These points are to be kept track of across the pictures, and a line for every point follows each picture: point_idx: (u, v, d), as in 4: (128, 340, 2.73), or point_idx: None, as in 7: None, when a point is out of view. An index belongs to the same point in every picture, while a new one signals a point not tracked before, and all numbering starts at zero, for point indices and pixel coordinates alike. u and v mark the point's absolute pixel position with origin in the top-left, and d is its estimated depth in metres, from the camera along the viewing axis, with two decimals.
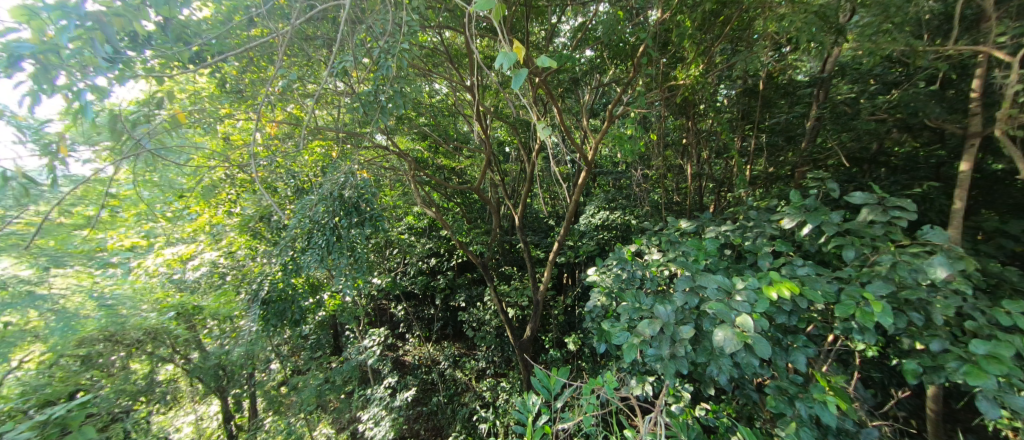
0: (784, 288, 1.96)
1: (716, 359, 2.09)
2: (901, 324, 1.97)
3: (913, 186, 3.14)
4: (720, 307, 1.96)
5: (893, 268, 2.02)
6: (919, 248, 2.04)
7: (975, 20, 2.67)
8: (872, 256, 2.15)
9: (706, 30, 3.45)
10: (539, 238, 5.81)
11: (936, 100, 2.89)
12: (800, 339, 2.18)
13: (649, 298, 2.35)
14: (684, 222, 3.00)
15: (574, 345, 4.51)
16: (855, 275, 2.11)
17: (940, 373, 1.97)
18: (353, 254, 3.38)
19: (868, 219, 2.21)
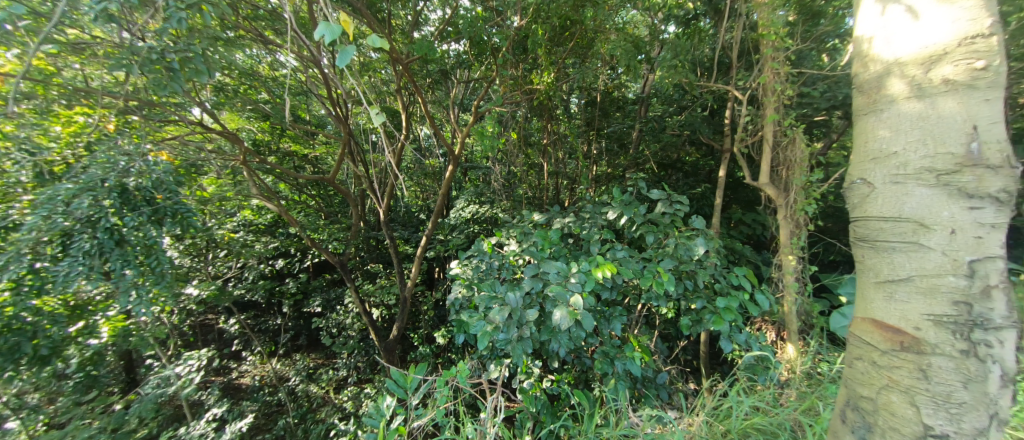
0: (606, 269, 2.34)
1: (554, 334, 2.36)
2: (680, 290, 2.58)
3: (696, 186, 4.14)
4: (558, 289, 2.22)
5: (677, 248, 2.63)
6: (691, 233, 2.70)
7: (727, 66, 3.65)
8: (664, 239, 2.75)
9: (556, 43, 3.79)
10: (409, 233, 5.50)
11: (706, 122, 3.86)
12: (617, 310, 2.64)
13: (502, 286, 2.48)
14: (537, 215, 3.28)
15: (443, 339, 4.43)
16: (653, 255, 2.68)
17: (701, 324, 2.65)
18: (146, 260, 2.54)
19: (662, 211, 2.82)
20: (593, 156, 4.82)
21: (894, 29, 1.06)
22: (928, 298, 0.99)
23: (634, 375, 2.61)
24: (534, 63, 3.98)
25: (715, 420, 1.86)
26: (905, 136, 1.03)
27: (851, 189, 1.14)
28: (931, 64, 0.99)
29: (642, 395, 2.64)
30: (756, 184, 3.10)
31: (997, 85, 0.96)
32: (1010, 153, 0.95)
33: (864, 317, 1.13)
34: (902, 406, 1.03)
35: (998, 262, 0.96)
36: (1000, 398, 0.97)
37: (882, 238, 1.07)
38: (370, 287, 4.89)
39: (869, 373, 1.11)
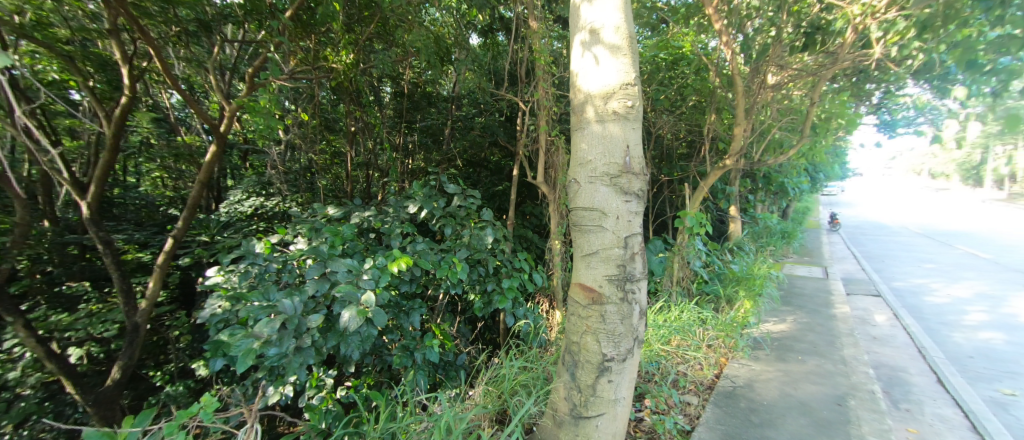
0: (402, 262, 2.28)
1: (345, 338, 2.05)
2: (475, 276, 2.80)
3: (498, 183, 4.52)
4: (347, 288, 2.02)
5: (470, 238, 2.81)
6: (481, 225, 2.91)
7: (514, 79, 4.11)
8: (460, 231, 2.88)
9: (356, 23, 3.47)
10: (148, 233, 3.64)
11: (501, 127, 4.35)
12: (416, 303, 2.56)
13: (279, 293, 2.06)
14: (331, 208, 2.90)
15: (205, 373, 2.93)
16: (451, 245, 2.78)
17: (490, 305, 2.91)
18: None
19: (458, 205, 2.98)
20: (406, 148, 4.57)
21: (589, 70, 1.33)
22: (606, 264, 1.32)
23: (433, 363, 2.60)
24: (329, 37, 3.44)
25: (493, 386, 2.12)
26: (593, 149, 1.33)
27: (567, 187, 1.41)
28: (606, 98, 1.30)
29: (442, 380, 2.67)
30: (534, 182, 3.64)
31: (639, 119, 1.33)
32: (647, 166, 1.34)
33: (573, 283, 1.43)
34: (591, 344, 1.37)
35: (639, 236, 1.36)
36: (640, 327, 1.39)
37: (582, 223, 1.36)
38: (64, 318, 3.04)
39: (576, 323, 1.42)
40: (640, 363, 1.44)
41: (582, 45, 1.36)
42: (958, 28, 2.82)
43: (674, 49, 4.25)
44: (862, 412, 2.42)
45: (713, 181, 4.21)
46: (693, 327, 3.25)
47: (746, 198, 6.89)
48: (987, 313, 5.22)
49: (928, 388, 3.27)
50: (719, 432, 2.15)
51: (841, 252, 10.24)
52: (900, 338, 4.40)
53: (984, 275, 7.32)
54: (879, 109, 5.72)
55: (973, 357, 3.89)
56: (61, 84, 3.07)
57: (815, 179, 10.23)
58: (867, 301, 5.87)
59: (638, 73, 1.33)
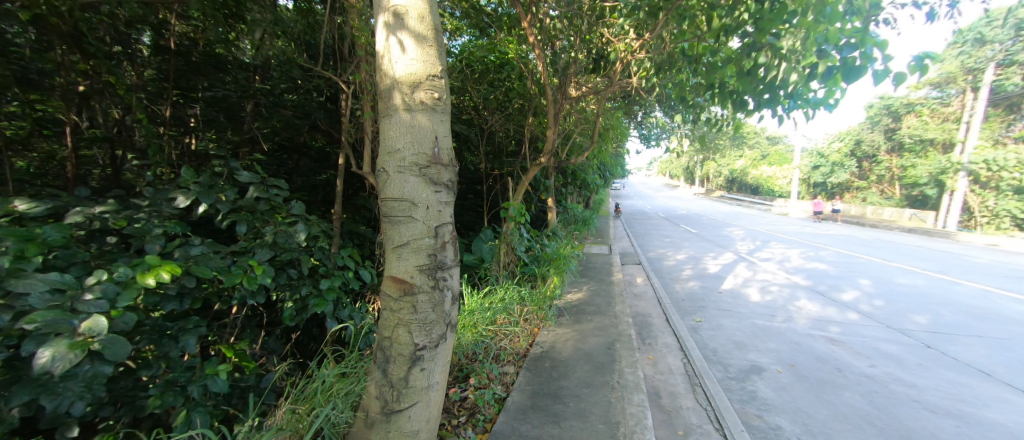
0: (163, 271, 1.51)
1: (50, 388, 1.20)
2: (280, 280, 2.09)
3: (320, 172, 3.60)
4: (50, 314, 1.21)
5: (276, 237, 2.10)
6: (288, 220, 2.21)
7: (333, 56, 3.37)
8: (262, 228, 2.12)
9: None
10: None
11: (321, 109, 3.34)
12: (193, 321, 1.71)
13: None
14: (22, 199, 1.81)
15: None
16: (247, 247, 2.01)
17: (305, 312, 2.20)
18: None
19: (254, 197, 2.18)
20: (183, 121, 2.74)
21: (395, 55, 1.29)
22: (415, 254, 1.32)
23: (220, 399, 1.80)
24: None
25: (301, 403, 1.87)
26: (401, 138, 1.29)
27: (375, 177, 1.33)
28: (413, 87, 1.29)
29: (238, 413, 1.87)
30: (360, 171, 3.02)
31: (447, 111, 1.36)
32: (455, 158, 1.39)
33: (385, 276, 1.38)
34: (402, 336, 1.35)
35: (450, 225, 1.40)
36: (452, 312, 1.44)
37: (392, 214, 1.31)
38: None
39: (387, 317, 1.38)
40: (453, 345, 1.50)
41: (386, 28, 1.30)
42: (680, 74, 3.95)
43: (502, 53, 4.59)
44: (623, 352, 3.22)
45: (533, 175, 4.66)
46: (512, 305, 3.59)
47: (559, 191, 8.02)
48: (694, 270, 7.65)
49: (664, 326, 4.59)
50: (527, 392, 2.48)
51: (620, 233, 13.13)
52: (650, 294, 5.98)
53: (694, 245, 10.68)
54: (641, 125, 7.52)
55: (686, 300, 5.65)
56: None
57: (606, 176, 12.73)
58: (634, 269, 7.74)
59: (444, 66, 1.36)
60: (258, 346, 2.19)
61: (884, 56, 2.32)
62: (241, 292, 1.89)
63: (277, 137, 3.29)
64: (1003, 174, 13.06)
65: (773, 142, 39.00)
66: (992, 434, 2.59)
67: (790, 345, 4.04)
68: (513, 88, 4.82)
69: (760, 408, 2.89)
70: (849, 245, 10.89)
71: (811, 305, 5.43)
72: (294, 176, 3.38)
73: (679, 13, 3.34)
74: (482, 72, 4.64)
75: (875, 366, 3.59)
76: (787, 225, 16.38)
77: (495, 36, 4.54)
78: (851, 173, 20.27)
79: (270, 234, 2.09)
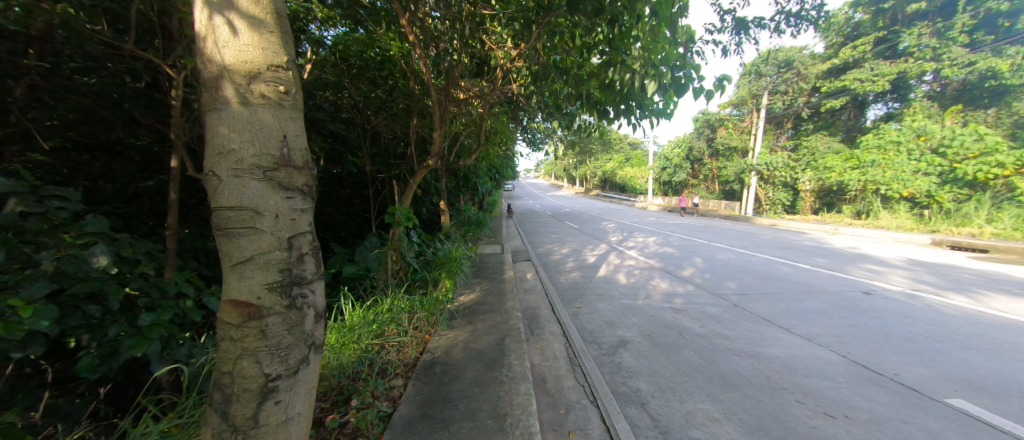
0: None
1: None
2: (73, 320, 1.60)
3: (145, 177, 2.87)
4: None
5: (63, 264, 1.58)
6: (84, 241, 1.69)
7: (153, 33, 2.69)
8: (35, 254, 1.56)
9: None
10: None
11: (140, 98, 2.69)
12: None
13: None
14: None
15: None
16: (7, 282, 1.44)
17: (117, 357, 1.72)
18: None
19: (22, 213, 1.58)
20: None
21: (222, 37, 1.10)
22: (262, 270, 1.14)
23: None
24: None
25: None
26: (237, 136, 1.11)
27: (202, 182, 1.12)
28: (249, 78, 1.11)
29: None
30: (195, 175, 2.45)
31: (298, 107, 1.21)
32: (311, 160, 1.24)
33: (224, 300, 1.17)
34: (249, 368, 1.16)
35: (309, 235, 1.25)
36: (316, 332, 1.28)
37: (228, 226, 1.11)
38: None
39: (228, 348, 1.17)
40: (318, 368, 1.34)
41: (209, 5, 1.10)
42: (552, 83, 4.29)
43: (382, 50, 4.31)
44: (511, 345, 3.35)
45: (419, 178, 4.51)
46: (399, 314, 3.41)
47: (450, 194, 7.95)
48: (575, 261, 8.42)
49: (549, 316, 4.94)
50: (416, 402, 2.39)
51: (511, 232, 13.71)
52: (539, 287, 6.37)
53: (574, 239, 11.77)
54: (524, 131, 7.93)
55: (569, 290, 6.19)
56: None
57: (496, 179, 13.15)
58: (525, 265, 8.17)
59: (291, 56, 1.21)
60: (40, 414, 1.61)
61: (699, 76, 2.90)
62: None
63: (71, 132, 2.45)
64: (777, 172, 17.64)
65: (632, 147, 45.38)
66: (774, 365, 3.47)
67: (647, 318, 4.76)
68: (394, 87, 4.57)
69: (625, 376, 3.34)
70: (688, 232, 13.31)
71: (662, 283, 6.50)
72: (102, 183, 2.64)
73: (549, 28, 3.65)
74: (358, 71, 4.28)
75: (705, 326, 4.47)
76: (646, 217, 19.33)
77: (372, 31, 4.22)
78: (685, 173, 24.90)
79: (51, 261, 1.56)
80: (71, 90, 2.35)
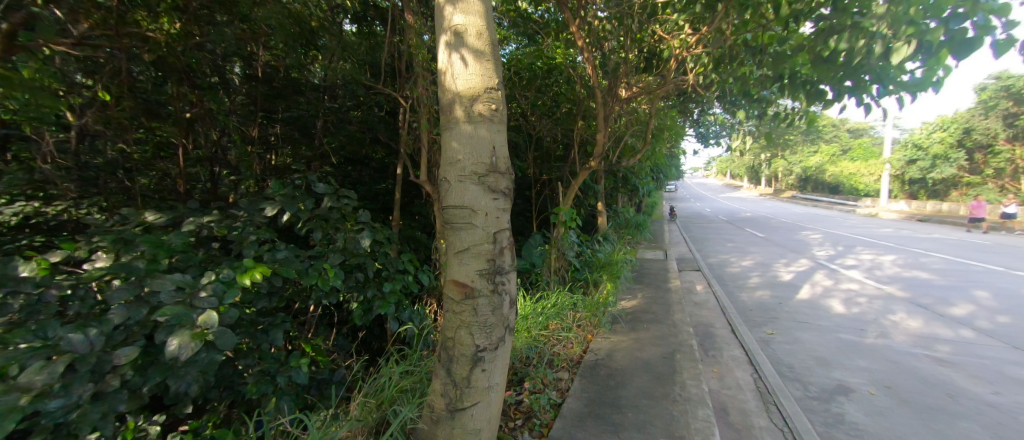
0: (257, 272, 1.72)
1: (177, 372, 1.47)
2: (351, 283, 2.28)
3: (382, 181, 3.83)
4: (176, 309, 1.42)
5: (346, 242, 2.28)
6: (356, 228, 2.39)
7: (392, 73, 3.53)
8: (335, 235, 2.30)
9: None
10: None
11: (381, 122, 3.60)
12: (278, 317, 1.95)
13: (65, 324, 1.36)
14: (153, 212, 2.10)
15: None
16: (322, 252, 2.20)
17: (371, 312, 2.37)
18: None
19: (328, 206, 2.38)
20: (267, 140, 3.23)
21: (456, 71, 1.36)
22: (476, 259, 1.37)
23: (302, 388, 2.03)
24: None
25: (372, 397, 1.93)
26: (462, 149, 1.36)
27: (437, 186, 1.41)
28: (472, 101, 1.35)
29: (317, 402, 2.07)
30: (416, 179, 3.14)
31: (504, 121, 1.41)
32: (512, 166, 1.43)
33: (448, 280, 1.45)
34: (464, 337, 1.41)
35: (507, 232, 1.44)
36: (510, 316, 1.47)
37: (453, 221, 1.38)
38: None
39: (450, 319, 1.44)
40: (511, 348, 1.54)
41: (447, 46, 1.38)
42: (743, 67, 3.68)
43: (548, 60, 4.54)
44: (684, 363, 3.04)
45: (583, 179, 4.57)
46: (562, 310, 3.57)
47: (610, 195, 7.74)
48: (762, 277, 7.03)
49: (729, 337, 4.27)
50: (585, 399, 2.45)
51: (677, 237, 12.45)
52: (713, 303, 5.58)
53: (761, 250, 9.79)
54: (697, 124, 7.07)
55: (755, 310, 5.20)
56: None
57: (660, 179, 12.12)
58: (694, 275, 7.28)
59: (501, 78, 1.41)
60: (331, 342, 2.38)
61: (1005, 24, 1.99)
62: (318, 293, 2.09)
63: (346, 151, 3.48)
64: None
65: (859, 134, 34.73)
66: None
67: (884, 363, 3.57)
68: (562, 92, 4.76)
69: (849, 433, 2.59)
70: (957, 250, 9.41)
71: (909, 319, 4.77)
72: (360, 186, 3.66)
73: (742, 1, 3.11)
74: (531, 82, 4.63)
75: (998, 393, 3.05)
76: (878, 227, 14.45)
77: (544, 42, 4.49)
78: (956, 165, 17.18)
79: (341, 240, 2.27)
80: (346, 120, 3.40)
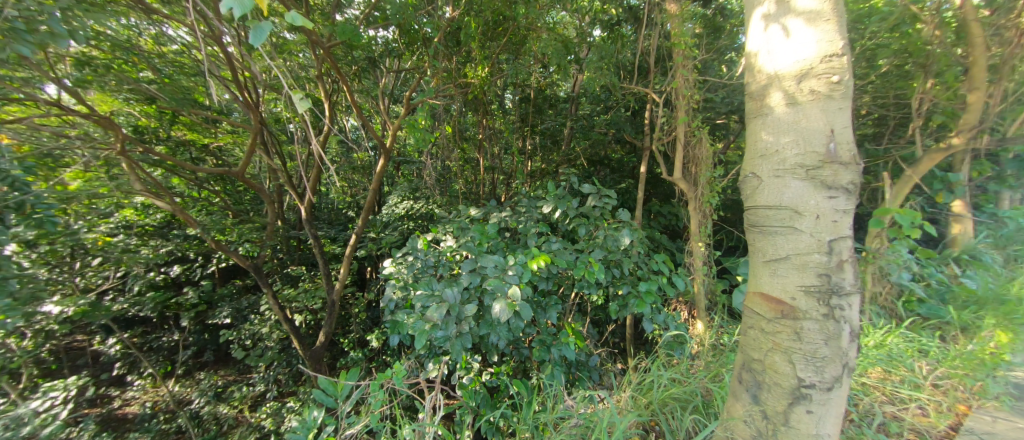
0: (542, 260, 2.10)
1: (496, 329, 2.05)
2: (609, 278, 2.41)
3: (624, 181, 3.92)
4: (495, 282, 1.94)
5: (606, 239, 2.44)
6: (616, 225, 2.51)
7: (647, 71, 3.46)
8: (594, 232, 2.52)
9: (488, 39, 3.29)
10: (335, 232, 4.33)
11: (629, 121, 3.65)
12: (553, 299, 2.39)
13: (440, 282, 2.13)
14: (473, 208, 2.91)
15: (376, 342, 3.55)
16: (585, 247, 2.44)
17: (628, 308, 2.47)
18: (49, 247, 2.52)
19: (592, 205, 2.60)
20: (527, 150, 4.30)
21: (775, 46, 1.18)
22: (801, 271, 1.13)
23: (568, 361, 2.40)
24: (467, 55, 3.37)
25: (638, 394, 1.89)
26: (782, 138, 1.16)
27: (744, 183, 1.26)
28: (801, 77, 1.12)
29: (577, 378, 2.41)
30: (669, 179, 3.03)
31: (848, 95, 1.11)
32: (858, 154, 1.11)
33: (753, 292, 1.27)
34: (781, 365, 1.18)
35: (848, 241, 1.13)
36: (851, 351, 1.14)
37: (766, 224, 1.19)
38: (290, 291, 3.89)
39: (758, 339, 1.24)
40: (848, 392, 1.19)
41: (765, 19, 1.21)
42: None
43: None
44: None
45: (929, 167, 3.06)
46: (905, 358, 2.29)
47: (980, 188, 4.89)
48: None
49: None
50: None
51: None
52: None
53: None
54: None
55: None
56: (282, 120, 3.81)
57: None
58: None
59: (846, 41, 1.12)
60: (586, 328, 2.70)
61: None
62: (582, 282, 2.36)
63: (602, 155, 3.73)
64: None
65: None
66: None
67: None
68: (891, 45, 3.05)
69: None
70: None
71: None
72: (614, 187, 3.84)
73: None
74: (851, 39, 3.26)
75: None
76: None
77: None
78: None
79: (602, 236, 2.45)
80: (592, 125, 3.94)
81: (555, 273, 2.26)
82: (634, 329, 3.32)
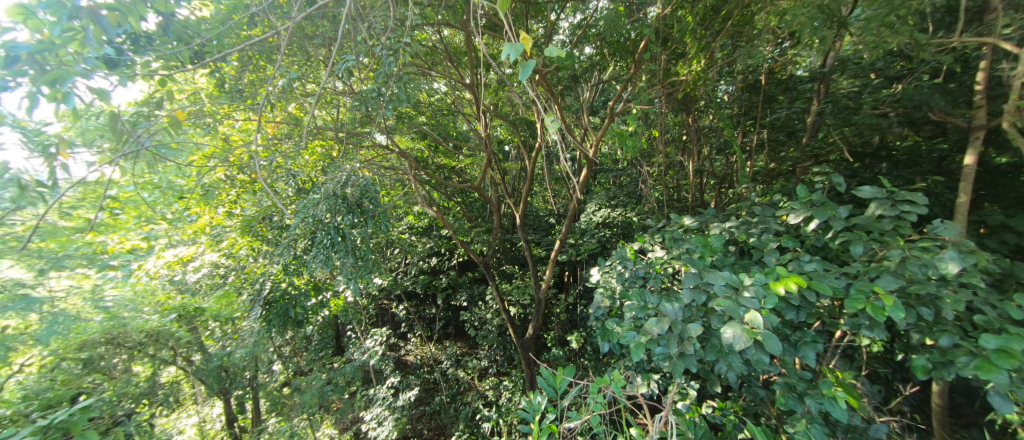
0: (792, 282, 1.65)
1: (728, 358, 1.73)
2: (910, 321, 1.65)
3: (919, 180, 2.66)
4: (727, 302, 1.64)
5: (903, 262, 1.68)
6: (927, 243, 1.71)
7: (981, 13, 2.26)
8: (881, 251, 1.80)
9: (706, 26, 2.89)
10: (540, 236, 4.83)
11: (939, 93, 2.42)
12: (810, 334, 1.83)
13: (655, 295, 1.98)
14: (685, 217, 2.61)
15: (577, 343, 3.75)
16: (863, 271, 1.76)
17: (951, 368, 1.64)
18: (378, 240, 3.81)
19: (876, 214, 1.85)
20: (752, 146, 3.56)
21: None
22: None
23: (831, 420, 1.80)
24: (679, 51, 3.08)
25: None
26: None
27: None
28: None
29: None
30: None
31: None
32: None
33: None
34: None
35: None
36: None
37: None
38: (508, 286, 4.55)
39: None
40: None
41: None
42: None
43: None
44: None
45: None
46: None
47: None
48: None
49: None
50: None
51: None
52: None
53: None
54: None
55: None
56: (506, 141, 4.54)
57: None
58: None
59: None
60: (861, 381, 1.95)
61: None
62: (859, 318, 1.72)
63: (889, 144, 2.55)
64: None
65: None
66: None
67: None
68: None
69: None
70: None
71: None
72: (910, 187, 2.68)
73: None
74: None
75: None
76: None
77: None
78: None
79: (898, 258, 1.71)
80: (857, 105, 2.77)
81: (813, 300, 1.72)
82: (948, 397, 2.22)
